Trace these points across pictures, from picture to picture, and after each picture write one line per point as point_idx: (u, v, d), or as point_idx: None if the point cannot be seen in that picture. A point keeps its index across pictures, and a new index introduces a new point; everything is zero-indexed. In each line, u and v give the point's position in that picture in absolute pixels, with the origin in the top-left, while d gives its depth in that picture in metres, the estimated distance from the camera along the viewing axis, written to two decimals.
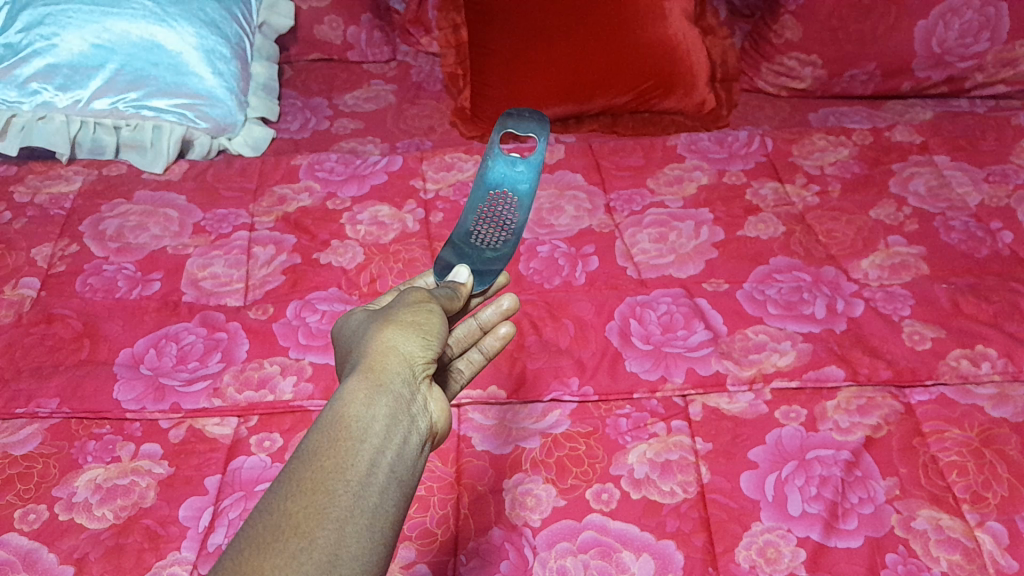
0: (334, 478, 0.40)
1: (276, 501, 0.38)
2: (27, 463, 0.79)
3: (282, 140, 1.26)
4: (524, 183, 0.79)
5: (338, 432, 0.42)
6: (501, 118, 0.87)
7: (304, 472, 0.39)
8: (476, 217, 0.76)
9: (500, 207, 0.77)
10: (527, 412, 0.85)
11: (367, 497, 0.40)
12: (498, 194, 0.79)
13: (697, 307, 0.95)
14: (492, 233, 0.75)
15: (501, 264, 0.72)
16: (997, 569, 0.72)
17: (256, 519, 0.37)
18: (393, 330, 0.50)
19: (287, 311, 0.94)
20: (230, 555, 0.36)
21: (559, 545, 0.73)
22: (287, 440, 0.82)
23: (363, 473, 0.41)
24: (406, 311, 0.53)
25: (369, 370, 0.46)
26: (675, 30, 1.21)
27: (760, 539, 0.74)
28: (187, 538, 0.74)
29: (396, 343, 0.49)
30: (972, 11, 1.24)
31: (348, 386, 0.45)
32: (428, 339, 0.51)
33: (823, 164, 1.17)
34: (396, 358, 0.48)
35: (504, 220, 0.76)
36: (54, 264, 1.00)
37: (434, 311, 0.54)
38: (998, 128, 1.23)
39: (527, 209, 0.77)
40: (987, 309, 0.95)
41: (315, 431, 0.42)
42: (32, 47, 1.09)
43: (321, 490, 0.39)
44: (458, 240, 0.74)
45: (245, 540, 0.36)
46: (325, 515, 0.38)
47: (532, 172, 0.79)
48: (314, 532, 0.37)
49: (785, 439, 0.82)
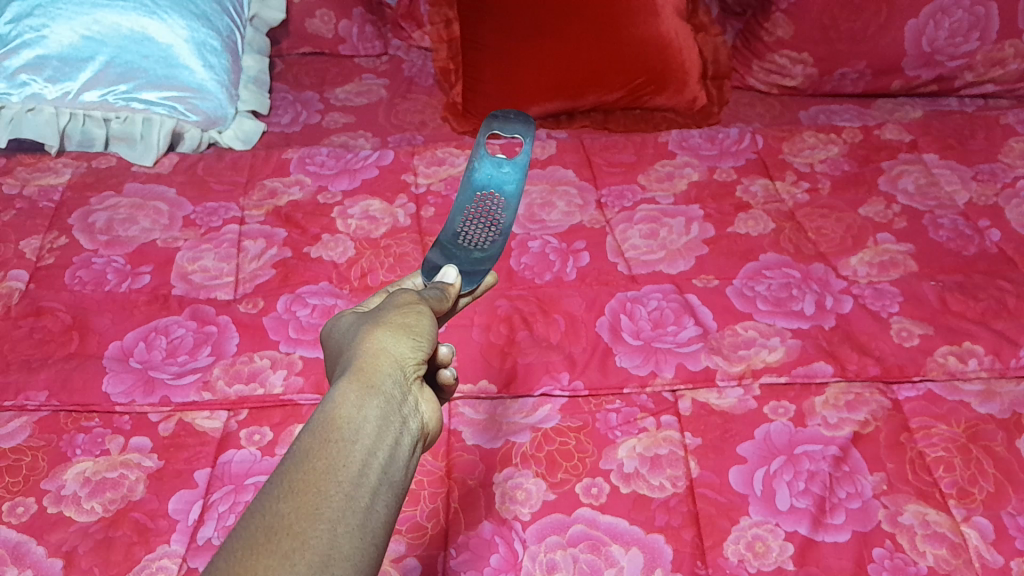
0: (326, 479, 0.40)
1: (269, 501, 0.38)
2: (16, 456, 0.79)
3: (273, 134, 1.25)
4: (511, 184, 0.79)
5: (330, 433, 0.42)
6: (486, 120, 0.88)
7: (296, 474, 0.39)
8: (464, 219, 0.76)
9: (487, 208, 0.78)
10: (517, 407, 0.85)
11: (359, 498, 0.40)
12: (485, 196, 0.79)
13: (687, 303, 0.95)
14: (480, 234, 0.75)
15: (490, 264, 0.72)
16: (982, 564, 0.73)
17: (248, 520, 0.37)
18: (384, 332, 0.50)
19: (277, 305, 0.94)
20: (222, 555, 0.35)
21: (548, 539, 0.74)
22: (276, 434, 0.82)
23: (355, 474, 0.41)
24: (396, 314, 0.53)
25: (361, 372, 0.46)
26: (667, 27, 1.21)
27: (748, 533, 0.74)
28: (176, 531, 0.73)
29: (387, 345, 0.49)
30: (962, 11, 1.25)
31: (339, 388, 0.45)
32: (419, 341, 0.51)
33: (813, 162, 1.18)
34: (387, 359, 0.48)
35: (490, 221, 0.76)
36: (43, 257, 0.99)
37: (424, 314, 0.54)
38: (986, 126, 1.23)
39: (514, 210, 0.77)
40: (975, 306, 0.96)
41: (307, 432, 0.42)
42: (21, 38, 1.08)
43: (313, 491, 0.39)
44: (445, 241, 0.74)
45: (237, 541, 0.36)
46: (318, 516, 0.38)
47: (518, 172, 0.80)
48: (307, 533, 0.37)
49: (773, 434, 0.82)
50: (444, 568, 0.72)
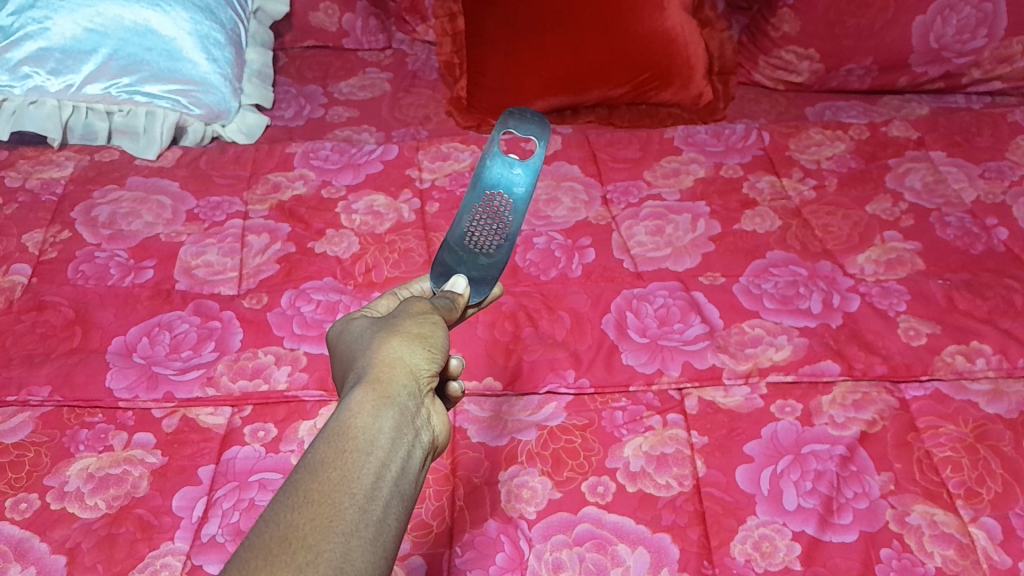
0: (339, 491, 0.39)
1: (283, 511, 0.38)
2: (18, 452, 0.78)
3: (276, 127, 1.24)
4: (521, 187, 0.77)
5: (344, 443, 0.41)
6: (500, 119, 0.85)
7: (311, 484, 0.39)
8: (471, 219, 0.75)
9: (493, 210, 0.76)
10: (523, 403, 0.85)
11: (372, 511, 0.40)
12: (493, 196, 0.77)
13: (694, 301, 0.95)
14: (486, 236, 0.74)
15: (497, 271, 0.72)
16: (990, 565, 0.72)
17: (261, 529, 0.37)
18: (399, 341, 0.50)
19: (281, 300, 0.94)
20: (234, 564, 0.35)
21: (555, 537, 0.73)
22: (281, 430, 0.81)
23: (369, 486, 0.41)
24: (411, 324, 0.53)
25: (377, 382, 0.46)
26: (673, 22, 1.20)
27: (755, 533, 0.74)
28: (180, 528, 0.73)
29: (403, 356, 0.49)
30: (970, 7, 1.24)
31: (355, 398, 0.45)
32: (433, 352, 0.51)
33: (819, 159, 1.17)
34: (401, 370, 0.48)
35: (497, 223, 0.75)
36: (45, 251, 0.99)
37: (437, 325, 0.54)
38: (993, 124, 1.22)
39: (521, 215, 0.76)
40: (982, 305, 0.95)
41: (321, 440, 0.42)
42: (23, 30, 1.08)
43: (326, 502, 0.39)
44: (450, 244, 0.74)
45: (249, 550, 0.35)
46: (332, 528, 0.38)
47: (529, 175, 0.77)
48: (321, 544, 0.37)
49: (780, 433, 0.82)
50: (450, 567, 0.71)
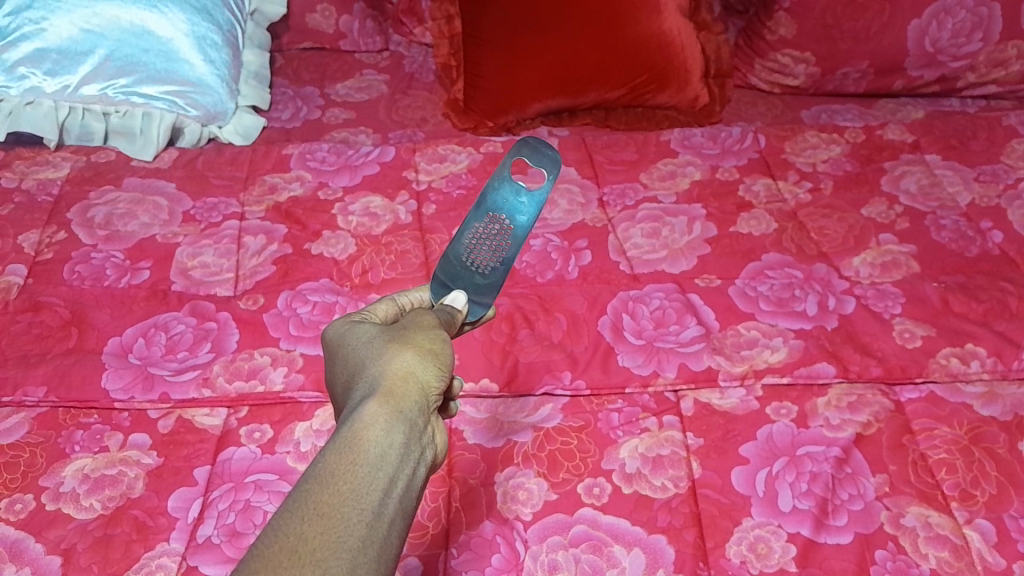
0: (348, 505, 0.41)
1: (293, 521, 0.39)
2: (14, 452, 0.78)
3: (273, 129, 1.24)
4: (524, 216, 0.77)
5: (355, 457, 0.43)
6: (514, 145, 0.85)
7: (320, 496, 0.41)
8: (471, 236, 0.76)
9: (494, 231, 0.76)
10: (519, 405, 0.85)
11: (377, 528, 0.42)
12: (496, 219, 0.77)
13: (689, 302, 0.95)
14: (484, 256, 0.74)
15: (491, 295, 0.72)
16: (984, 567, 0.73)
17: (272, 538, 0.38)
18: (410, 356, 0.52)
19: (278, 301, 0.93)
20: (243, 570, 0.36)
21: (550, 539, 0.74)
22: (277, 431, 0.81)
23: (375, 503, 0.43)
24: (421, 338, 0.55)
25: (388, 396, 0.48)
26: (670, 25, 1.20)
27: (750, 535, 0.74)
28: (176, 529, 0.73)
29: (413, 372, 0.51)
30: (965, 11, 1.24)
31: (368, 409, 0.46)
32: (440, 370, 0.53)
33: (814, 162, 1.18)
34: (411, 387, 0.50)
35: (496, 246, 0.75)
36: (41, 252, 0.99)
37: (446, 341, 0.56)
38: (988, 127, 1.23)
39: (519, 242, 0.76)
40: (977, 307, 0.95)
41: (332, 452, 0.43)
42: (20, 31, 1.07)
43: (335, 516, 0.40)
44: (448, 261, 0.74)
45: (258, 560, 0.37)
46: (339, 543, 0.39)
47: (534, 207, 0.77)
48: (328, 560, 0.38)
49: (776, 434, 0.82)
50: (445, 568, 0.72)
